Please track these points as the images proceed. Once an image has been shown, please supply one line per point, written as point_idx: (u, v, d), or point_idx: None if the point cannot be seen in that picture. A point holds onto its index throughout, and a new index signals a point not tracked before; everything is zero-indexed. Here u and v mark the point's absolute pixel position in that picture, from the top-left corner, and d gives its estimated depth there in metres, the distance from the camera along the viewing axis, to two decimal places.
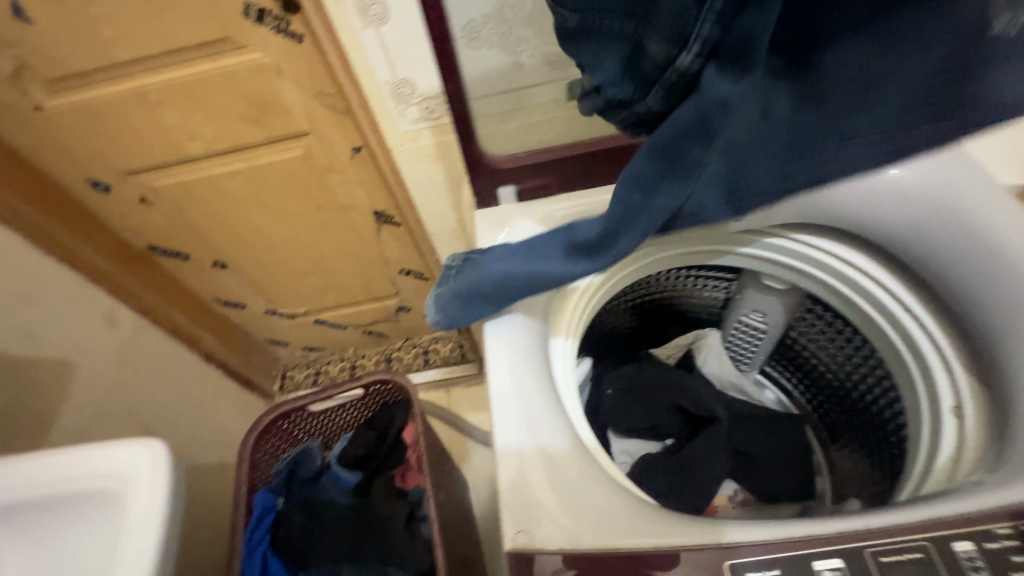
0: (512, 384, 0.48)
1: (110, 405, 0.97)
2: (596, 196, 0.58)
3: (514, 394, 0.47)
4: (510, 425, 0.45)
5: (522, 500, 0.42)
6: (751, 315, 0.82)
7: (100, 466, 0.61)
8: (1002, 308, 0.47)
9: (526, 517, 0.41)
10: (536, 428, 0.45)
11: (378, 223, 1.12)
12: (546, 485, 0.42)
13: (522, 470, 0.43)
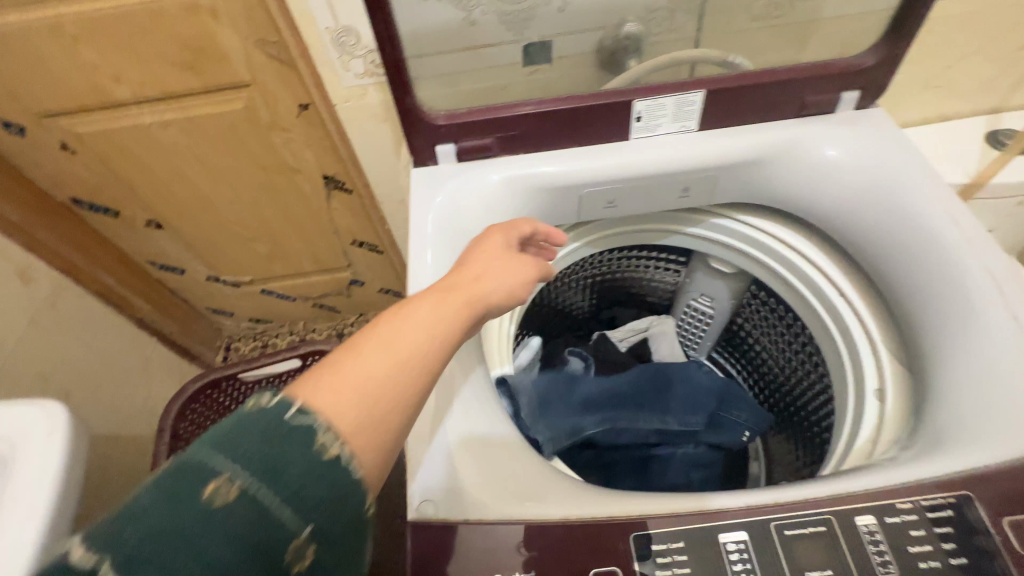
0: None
1: (22, 367, 0.90)
2: (538, 164, 0.55)
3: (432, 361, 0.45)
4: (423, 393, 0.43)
5: (441, 467, 0.39)
6: (700, 298, 0.83)
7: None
8: (897, 322, 0.51)
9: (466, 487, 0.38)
10: (452, 395, 0.43)
11: (327, 189, 1.06)
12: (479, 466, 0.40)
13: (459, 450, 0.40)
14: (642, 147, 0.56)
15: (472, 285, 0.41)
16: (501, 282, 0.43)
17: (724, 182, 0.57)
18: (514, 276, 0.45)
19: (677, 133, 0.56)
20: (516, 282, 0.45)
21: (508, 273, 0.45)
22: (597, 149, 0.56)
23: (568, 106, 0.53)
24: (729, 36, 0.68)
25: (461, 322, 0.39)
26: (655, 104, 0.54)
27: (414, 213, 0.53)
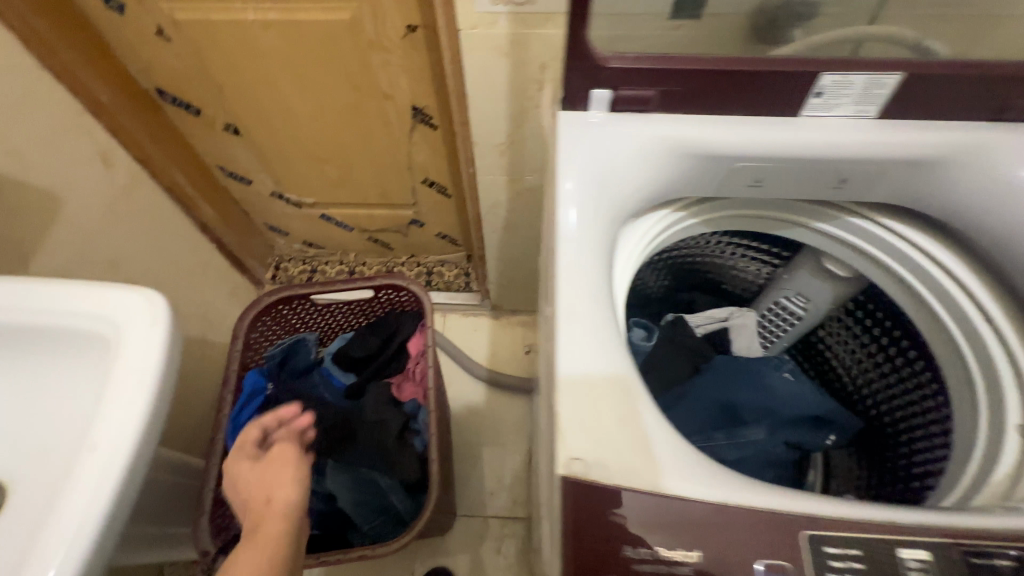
0: (578, 302, 0.43)
1: (96, 252, 0.90)
2: (696, 128, 0.51)
3: (582, 316, 0.42)
4: (574, 346, 0.41)
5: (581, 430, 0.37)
6: (793, 298, 0.79)
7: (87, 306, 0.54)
8: None
9: (606, 456, 0.37)
10: (601, 356, 0.41)
11: (413, 121, 1.02)
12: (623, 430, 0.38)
13: (600, 408, 0.38)
14: (812, 127, 0.51)
15: (266, 508, 0.53)
16: (283, 488, 0.55)
17: (889, 180, 0.52)
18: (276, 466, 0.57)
19: (851, 118, 0.51)
20: (296, 481, 0.55)
21: (265, 476, 0.57)
22: (761, 121, 0.51)
23: (748, 68, 0.48)
24: (913, 17, 0.61)
25: (274, 546, 0.49)
26: (844, 81, 0.49)
27: (562, 160, 0.49)
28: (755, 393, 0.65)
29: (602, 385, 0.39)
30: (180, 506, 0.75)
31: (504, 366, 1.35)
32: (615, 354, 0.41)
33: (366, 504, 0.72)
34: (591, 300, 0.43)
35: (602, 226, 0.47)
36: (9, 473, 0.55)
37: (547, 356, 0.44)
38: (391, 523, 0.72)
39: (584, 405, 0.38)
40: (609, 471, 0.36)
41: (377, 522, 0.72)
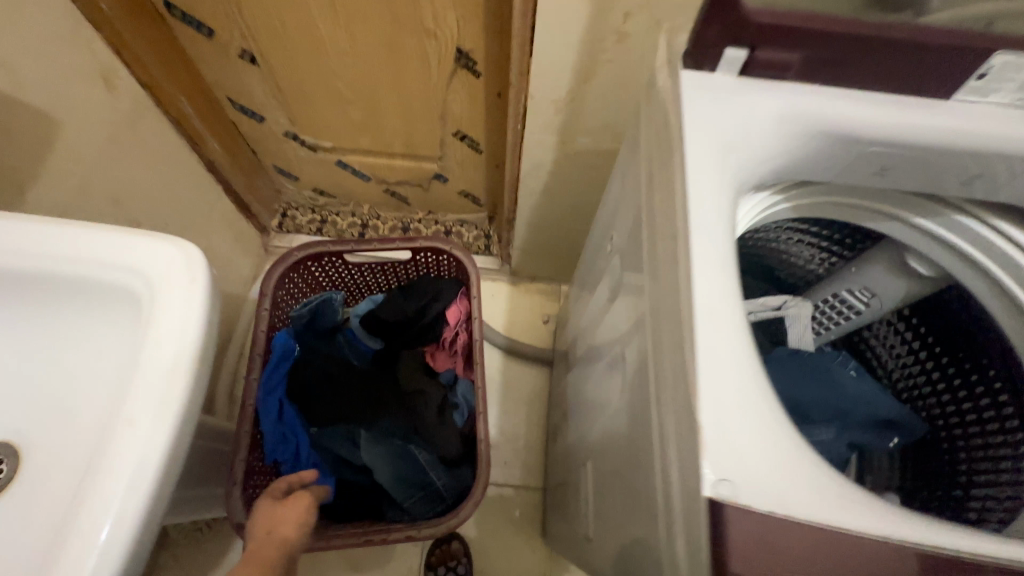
0: (714, 291, 0.37)
1: (96, 187, 0.80)
2: (837, 103, 0.45)
3: (719, 306, 0.36)
4: (714, 340, 0.35)
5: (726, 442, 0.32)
6: (857, 292, 0.73)
7: (118, 256, 0.48)
8: None
9: (758, 468, 0.32)
10: (740, 354, 0.36)
11: (455, 65, 0.92)
12: (767, 450, 0.33)
13: (745, 422, 0.33)
14: (962, 113, 0.45)
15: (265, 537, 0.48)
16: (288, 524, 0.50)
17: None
18: (290, 514, 0.52)
19: (1004, 107, 0.46)
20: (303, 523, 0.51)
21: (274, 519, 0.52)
22: (906, 101, 0.45)
23: (912, 39, 0.42)
24: None
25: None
26: (1017, 62, 0.43)
27: (691, 127, 0.42)
28: (828, 394, 0.63)
29: (743, 387, 0.34)
30: (200, 470, 0.70)
31: (521, 334, 1.31)
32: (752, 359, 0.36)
33: (406, 479, 0.69)
34: (728, 291, 0.37)
35: (731, 208, 0.41)
36: (28, 436, 0.50)
37: (663, 353, 0.39)
38: (430, 500, 0.69)
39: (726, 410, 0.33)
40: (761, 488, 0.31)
41: (417, 499, 0.68)
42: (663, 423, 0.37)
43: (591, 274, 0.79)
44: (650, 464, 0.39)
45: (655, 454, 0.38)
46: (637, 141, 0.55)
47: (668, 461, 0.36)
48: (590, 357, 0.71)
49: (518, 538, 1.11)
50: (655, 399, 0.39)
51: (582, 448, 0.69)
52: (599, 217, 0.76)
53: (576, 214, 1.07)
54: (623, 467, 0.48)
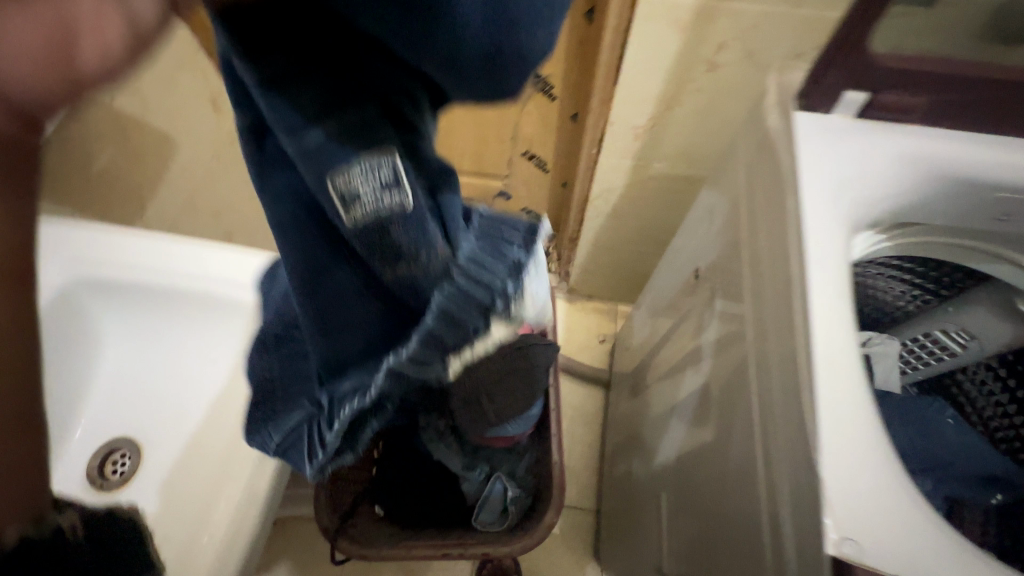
0: (837, 341, 0.36)
1: (199, 201, 0.87)
2: (961, 144, 0.43)
3: (842, 357, 0.36)
4: (834, 397, 0.34)
5: (853, 500, 0.32)
6: (952, 333, 0.71)
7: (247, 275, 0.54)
8: None
9: (878, 518, 0.32)
10: (865, 410, 0.35)
11: (531, 89, 0.94)
12: (874, 510, 0.32)
13: (846, 464, 0.33)
14: None
15: None
16: None
17: None
18: None
19: None
20: None
21: None
22: None
23: None
24: None
25: None
26: None
27: (803, 167, 0.42)
28: (921, 438, 0.62)
29: (874, 445, 0.34)
30: None
31: (578, 353, 1.30)
32: (859, 401, 0.35)
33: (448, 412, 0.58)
34: (852, 345, 0.36)
35: (846, 250, 0.40)
36: (149, 436, 0.56)
37: (770, 391, 0.39)
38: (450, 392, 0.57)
39: (856, 460, 0.33)
40: (884, 557, 0.31)
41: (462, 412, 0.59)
42: (770, 475, 0.37)
43: (665, 298, 0.78)
44: (754, 509, 0.39)
45: (760, 504, 0.38)
46: (731, 177, 0.55)
47: (778, 519, 0.35)
48: (665, 385, 0.70)
49: (569, 558, 1.09)
50: (761, 438, 0.39)
51: (655, 478, 0.68)
52: (678, 244, 0.75)
53: (643, 236, 1.07)
54: (711, 504, 0.47)
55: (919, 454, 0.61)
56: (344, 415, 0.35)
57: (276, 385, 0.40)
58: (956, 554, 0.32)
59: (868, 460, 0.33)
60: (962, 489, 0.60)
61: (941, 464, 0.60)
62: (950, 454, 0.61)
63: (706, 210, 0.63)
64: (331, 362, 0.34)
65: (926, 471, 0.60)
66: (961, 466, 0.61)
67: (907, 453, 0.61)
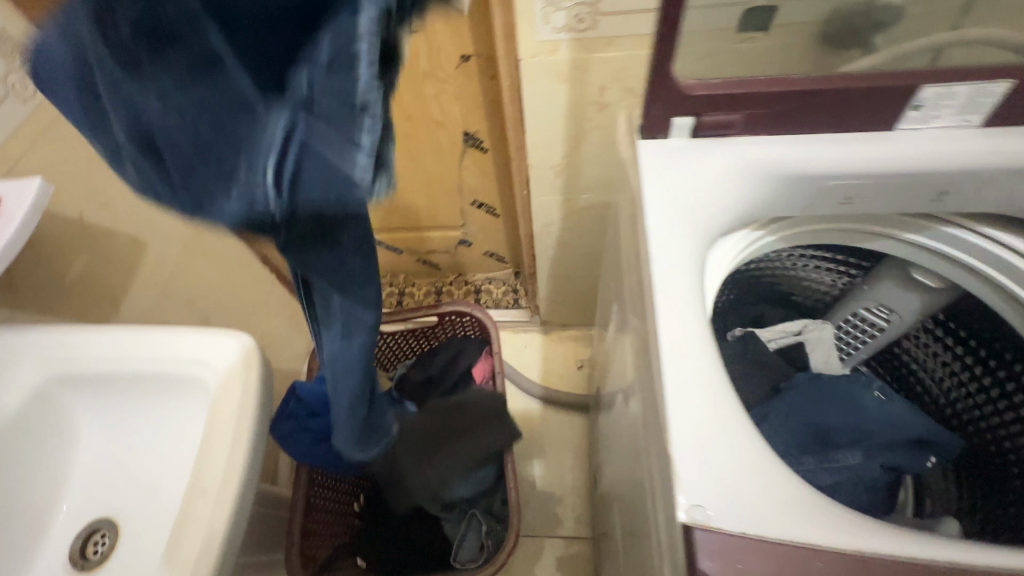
0: (683, 331, 0.42)
1: (173, 290, 0.95)
2: (788, 147, 0.50)
3: (690, 344, 0.41)
4: (682, 379, 0.40)
5: (705, 467, 0.36)
6: (874, 309, 0.76)
7: (194, 351, 0.59)
8: None
9: (730, 483, 0.36)
10: (713, 387, 0.39)
11: (464, 145, 1.04)
12: (726, 479, 0.36)
13: (700, 439, 0.37)
14: (905, 142, 0.49)
15: None
16: None
17: (993, 191, 0.50)
18: None
19: (956, 129, 0.49)
20: None
21: None
22: (848, 140, 0.50)
23: (853, 83, 0.47)
24: (1004, 16, 0.58)
25: None
26: (947, 91, 0.47)
27: (648, 187, 0.48)
28: (846, 413, 0.64)
29: (723, 413, 0.39)
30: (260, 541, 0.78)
31: (558, 382, 1.33)
32: (712, 382, 0.40)
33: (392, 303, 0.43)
34: (698, 332, 0.42)
35: (693, 255, 0.46)
36: (123, 513, 0.61)
37: (647, 387, 0.44)
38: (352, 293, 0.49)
39: (707, 432, 0.38)
40: (735, 515, 0.35)
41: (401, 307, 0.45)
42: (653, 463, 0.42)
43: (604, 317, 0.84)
44: (650, 499, 0.43)
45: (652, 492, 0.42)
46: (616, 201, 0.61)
47: (658, 501, 0.40)
48: (610, 399, 0.75)
49: None
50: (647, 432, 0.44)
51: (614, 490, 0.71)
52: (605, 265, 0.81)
53: (593, 261, 1.13)
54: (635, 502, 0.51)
55: (854, 429, 0.63)
56: (369, 38, 0.27)
57: (212, 134, 0.26)
58: (811, 507, 0.35)
59: (723, 434, 0.38)
60: (894, 458, 0.62)
61: (873, 436, 0.63)
62: (883, 426, 0.63)
63: (612, 231, 0.69)
64: (277, 5, 0.25)
65: (859, 445, 0.63)
66: (895, 438, 0.63)
67: (841, 430, 0.63)
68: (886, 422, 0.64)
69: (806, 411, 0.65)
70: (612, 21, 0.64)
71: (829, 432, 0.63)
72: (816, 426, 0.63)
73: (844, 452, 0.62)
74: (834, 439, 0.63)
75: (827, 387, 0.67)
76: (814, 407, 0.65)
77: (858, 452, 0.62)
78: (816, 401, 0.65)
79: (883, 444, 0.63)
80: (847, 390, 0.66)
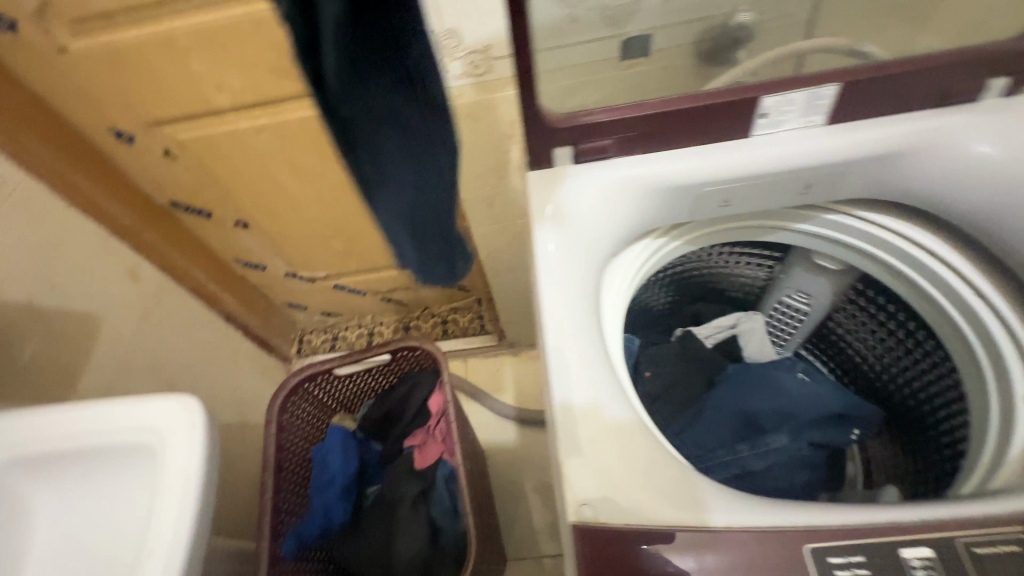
0: (568, 349, 0.47)
1: (136, 360, 0.97)
2: (659, 163, 0.55)
3: (575, 362, 0.47)
4: (569, 395, 0.45)
5: (592, 471, 0.42)
6: (794, 296, 0.80)
7: (139, 418, 0.61)
8: None
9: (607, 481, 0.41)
10: (597, 397, 0.45)
11: None
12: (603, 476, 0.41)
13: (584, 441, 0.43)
14: (762, 146, 0.54)
15: None
16: None
17: (854, 178, 0.54)
18: None
19: (803, 130, 0.54)
20: None
21: None
22: (712, 150, 0.54)
23: (704, 100, 0.52)
24: (847, 20, 0.64)
25: None
26: (785, 99, 0.52)
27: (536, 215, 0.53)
28: (769, 397, 0.68)
29: (604, 419, 0.43)
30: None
31: (532, 401, 1.36)
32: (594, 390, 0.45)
33: (450, 130, 0.41)
34: (581, 349, 0.47)
35: (577, 273, 0.51)
36: None
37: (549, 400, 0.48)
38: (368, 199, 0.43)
39: (592, 439, 0.43)
40: (618, 510, 0.40)
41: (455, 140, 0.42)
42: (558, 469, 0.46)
43: None
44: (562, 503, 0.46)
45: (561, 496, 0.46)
46: None
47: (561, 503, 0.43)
48: None
49: None
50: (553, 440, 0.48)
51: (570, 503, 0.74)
52: None
53: None
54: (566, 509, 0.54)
55: (777, 412, 0.67)
56: None
57: None
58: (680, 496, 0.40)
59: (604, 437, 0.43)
60: (815, 434, 0.67)
61: (794, 416, 0.67)
62: (801, 406, 0.67)
63: None
64: None
65: (782, 427, 0.67)
66: (814, 415, 0.67)
67: (766, 414, 0.67)
68: (804, 402, 0.68)
69: (732, 401, 0.69)
70: (505, 63, 0.70)
71: (753, 418, 0.67)
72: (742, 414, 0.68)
73: (768, 435, 0.67)
74: (758, 424, 0.67)
75: (749, 374, 0.71)
76: (737, 396, 0.69)
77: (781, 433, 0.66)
78: (740, 390, 0.69)
79: (803, 422, 0.67)
80: (767, 376, 0.71)
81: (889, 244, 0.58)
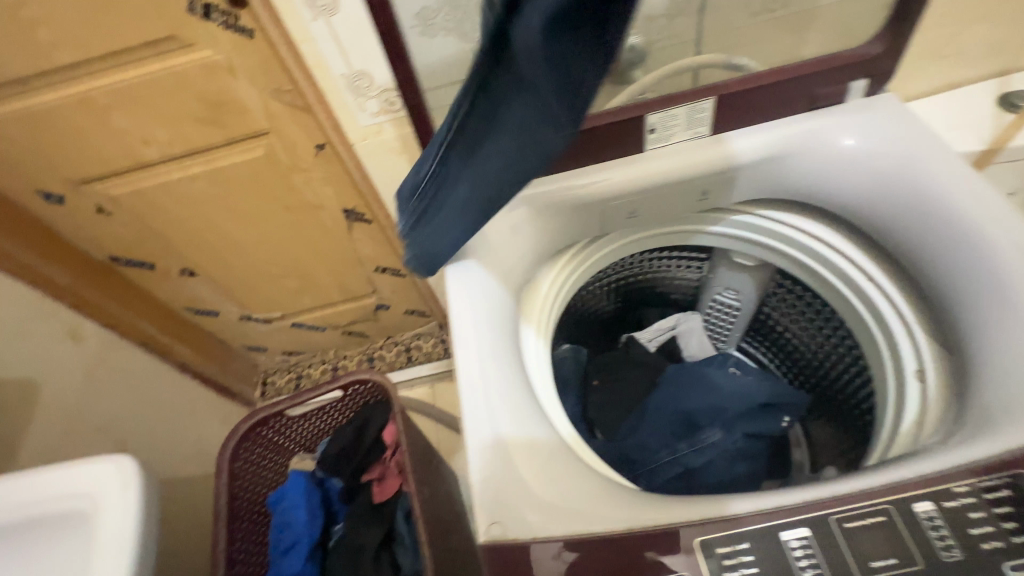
0: (479, 372, 0.49)
1: (82, 424, 0.94)
2: (561, 182, 0.58)
3: (486, 385, 0.49)
4: (480, 416, 0.47)
5: (502, 489, 0.43)
6: (723, 292, 0.83)
7: (73, 481, 0.60)
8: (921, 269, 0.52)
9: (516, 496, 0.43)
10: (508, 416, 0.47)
11: (348, 221, 1.09)
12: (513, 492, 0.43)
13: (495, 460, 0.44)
14: (653, 159, 0.57)
15: None
16: None
17: (743, 181, 0.58)
18: None
19: (688, 142, 0.58)
20: None
21: None
22: (609, 167, 0.58)
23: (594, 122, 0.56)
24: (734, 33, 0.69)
25: None
26: (668, 115, 0.56)
27: None
28: (703, 395, 0.70)
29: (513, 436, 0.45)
30: None
31: None
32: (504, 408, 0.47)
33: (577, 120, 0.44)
34: (491, 371, 0.49)
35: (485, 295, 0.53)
36: None
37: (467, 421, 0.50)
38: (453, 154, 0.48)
39: (505, 457, 0.45)
40: (527, 525, 0.42)
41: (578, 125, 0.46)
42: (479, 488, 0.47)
43: None
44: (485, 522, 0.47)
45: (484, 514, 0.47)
46: None
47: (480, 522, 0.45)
48: None
49: None
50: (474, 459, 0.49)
51: None
52: None
53: None
54: None
55: (711, 409, 0.70)
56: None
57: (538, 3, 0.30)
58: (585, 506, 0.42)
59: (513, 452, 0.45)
60: (748, 426, 0.69)
61: (727, 409, 0.70)
62: (733, 400, 0.70)
63: None
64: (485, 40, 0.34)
65: (717, 422, 0.69)
66: (744, 408, 0.70)
67: (700, 412, 0.70)
68: (735, 396, 0.71)
69: (668, 403, 0.72)
70: None
71: (689, 417, 0.70)
72: (677, 415, 0.70)
73: (704, 431, 0.69)
74: (694, 422, 0.70)
75: (682, 376, 0.74)
76: (672, 397, 0.72)
77: (717, 427, 0.69)
78: (675, 391, 0.72)
79: (736, 415, 0.70)
80: (699, 374, 0.74)
81: (786, 237, 0.62)
